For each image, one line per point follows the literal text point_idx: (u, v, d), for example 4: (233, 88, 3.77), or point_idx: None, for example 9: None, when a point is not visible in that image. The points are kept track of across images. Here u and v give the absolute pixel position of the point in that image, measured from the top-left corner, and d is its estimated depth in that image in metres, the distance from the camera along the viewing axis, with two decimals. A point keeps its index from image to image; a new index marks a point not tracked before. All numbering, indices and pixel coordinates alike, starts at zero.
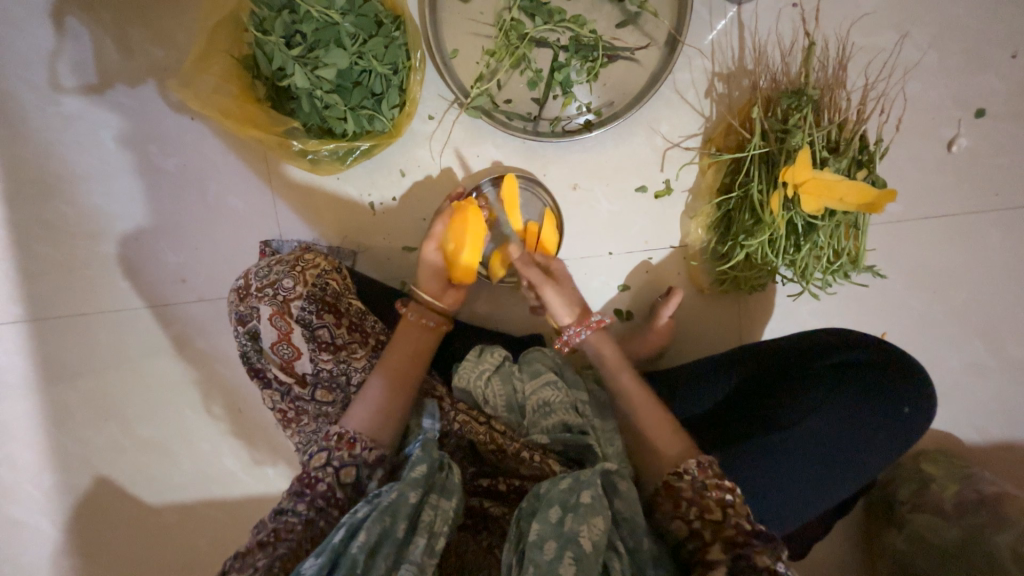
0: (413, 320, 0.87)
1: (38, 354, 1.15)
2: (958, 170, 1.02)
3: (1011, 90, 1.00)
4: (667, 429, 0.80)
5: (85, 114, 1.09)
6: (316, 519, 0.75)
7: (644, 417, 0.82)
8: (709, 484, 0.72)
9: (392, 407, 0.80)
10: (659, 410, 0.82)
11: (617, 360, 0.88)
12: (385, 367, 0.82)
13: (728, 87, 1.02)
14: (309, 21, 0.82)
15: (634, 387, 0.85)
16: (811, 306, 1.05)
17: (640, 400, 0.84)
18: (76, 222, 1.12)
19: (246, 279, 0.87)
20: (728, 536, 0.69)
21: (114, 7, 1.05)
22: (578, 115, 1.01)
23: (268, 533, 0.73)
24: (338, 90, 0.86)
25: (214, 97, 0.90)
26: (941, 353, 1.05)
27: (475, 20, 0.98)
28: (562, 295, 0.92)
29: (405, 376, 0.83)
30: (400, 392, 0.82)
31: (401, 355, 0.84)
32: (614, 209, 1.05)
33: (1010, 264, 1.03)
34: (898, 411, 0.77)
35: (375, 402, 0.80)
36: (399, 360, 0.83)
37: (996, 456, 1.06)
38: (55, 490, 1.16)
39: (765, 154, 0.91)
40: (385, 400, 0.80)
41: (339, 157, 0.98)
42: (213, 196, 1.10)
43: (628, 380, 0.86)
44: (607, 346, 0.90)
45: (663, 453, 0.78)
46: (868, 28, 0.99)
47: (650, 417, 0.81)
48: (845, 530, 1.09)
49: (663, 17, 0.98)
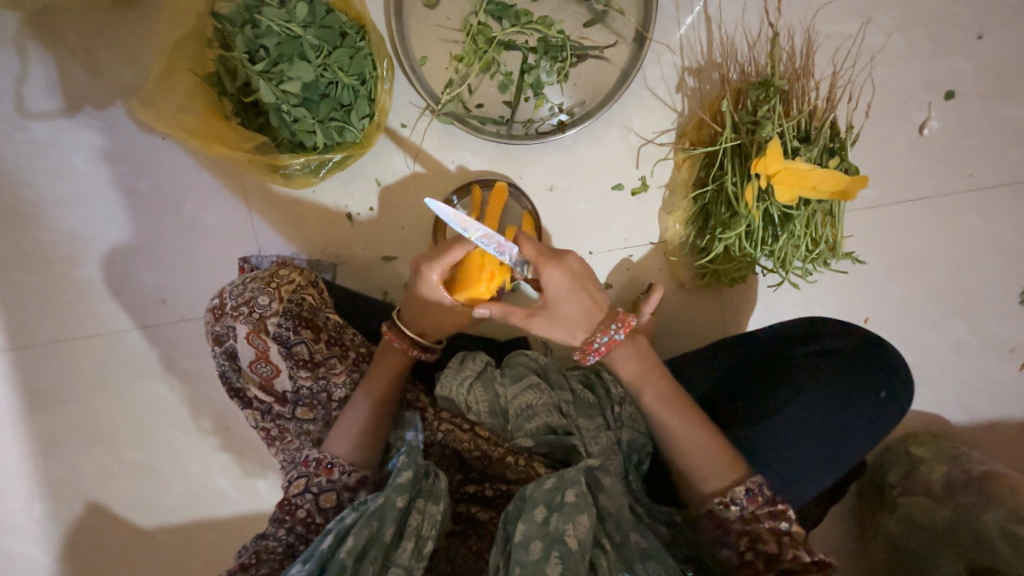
0: (396, 350, 0.83)
1: (21, 382, 1.14)
2: (930, 152, 1.02)
3: (979, 70, 1.00)
4: (712, 455, 0.74)
5: (55, 138, 1.08)
6: (296, 542, 0.77)
7: (680, 442, 0.75)
8: (760, 513, 0.71)
9: (372, 431, 0.80)
10: (701, 435, 0.74)
11: (640, 379, 0.79)
12: (364, 391, 0.81)
13: (699, 81, 1.02)
14: (271, 36, 0.81)
15: (664, 412, 0.77)
16: (793, 295, 1.06)
17: (670, 420, 0.76)
18: (51, 248, 1.10)
19: (221, 297, 0.86)
20: (782, 566, 0.68)
21: (79, 30, 1.05)
22: (550, 115, 1.01)
23: (249, 555, 0.74)
24: (305, 104, 0.85)
25: (180, 116, 0.89)
26: (923, 335, 1.05)
27: (442, 26, 0.98)
28: (558, 325, 0.78)
29: (383, 401, 0.80)
30: (380, 417, 0.80)
31: (383, 381, 0.81)
32: (592, 209, 1.05)
33: (987, 244, 1.03)
34: (878, 397, 0.77)
35: (355, 428, 0.79)
36: (377, 384, 0.81)
37: (983, 434, 1.06)
38: (46, 518, 1.15)
39: (738, 146, 0.91)
40: (365, 425, 0.79)
41: (312, 169, 0.96)
42: (189, 215, 1.09)
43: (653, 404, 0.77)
44: (627, 363, 0.79)
45: (710, 474, 0.73)
46: (833, 16, 0.99)
47: (692, 445, 0.74)
48: (839, 516, 1.09)
49: (630, 14, 0.97)
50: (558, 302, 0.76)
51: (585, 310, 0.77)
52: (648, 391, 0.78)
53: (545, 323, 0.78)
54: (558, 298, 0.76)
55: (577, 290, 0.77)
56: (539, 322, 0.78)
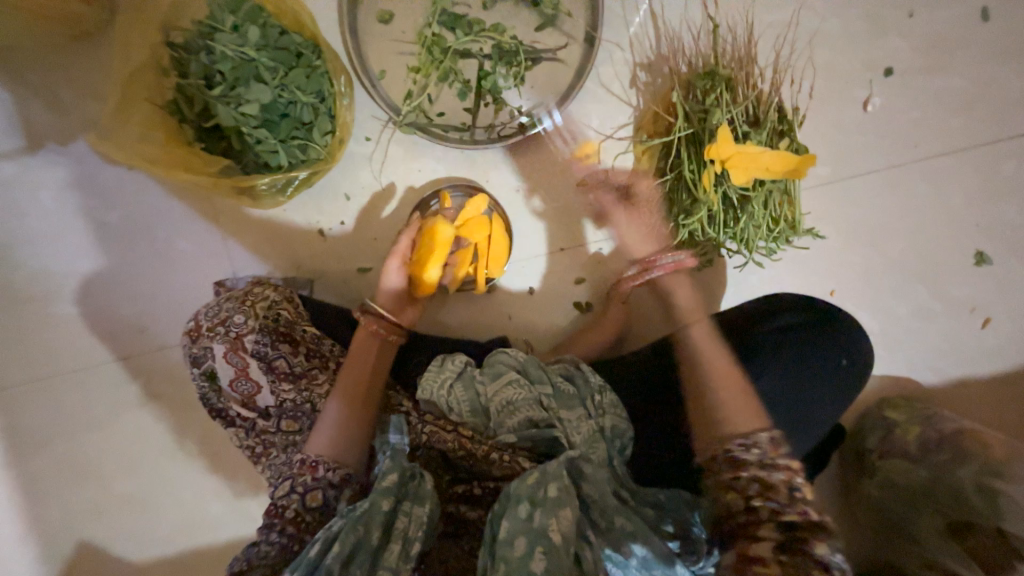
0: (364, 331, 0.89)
1: (2, 424, 1.12)
2: (876, 127, 1.06)
3: (914, 46, 1.05)
4: (744, 400, 0.77)
5: (20, 177, 1.07)
6: (290, 544, 0.76)
7: (717, 385, 0.79)
8: (778, 462, 0.72)
9: (353, 415, 0.82)
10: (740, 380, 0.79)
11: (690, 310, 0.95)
12: (337, 382, 0.84)
13: (651, 75, 1.05)
14: (226, 61, 0.83)
15: (706, 342, 0.85)
16: (759, 274, 1.09)
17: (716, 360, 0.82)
18: (24, 286, 1.10)
19: (197, 319, 0.87)
20: (786, 519, 0.67)
21: (35, 67, 1.05)
22: (511, 118, 1.04)
23: (241, 561, 0.73)
24: (266, 125, 0.87)
25: (141, 146, 0.90)
26: (887, 303, 1.09)
27: (398, 39, 1.00)
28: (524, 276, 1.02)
29: (356, 386, 0.84)
30: (354, 402, 0.83)
31: (355, 377, 0.85)
32: (559, 205, 1.08)
33: (938, 211, 1.08)
34: (839, 363, 0.80)
35: (331, 419, 0.81)
36: (348, 368, 0.86)
37: (952, 393, 1.10)
38: (37, 559, 1.14)
39: (692, 134, 0.94)
40: (342, 415, 0.82)
41: (279, 188, 0.97)
42: (161, 242, 1.09)
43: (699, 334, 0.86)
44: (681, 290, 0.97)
45: (740, 417, 0.76)
46: (772, 4, 1.03)
47: (732, 387, 0.79)
48: (825, 483, 1.12)
49: (579, 15, 1.01)
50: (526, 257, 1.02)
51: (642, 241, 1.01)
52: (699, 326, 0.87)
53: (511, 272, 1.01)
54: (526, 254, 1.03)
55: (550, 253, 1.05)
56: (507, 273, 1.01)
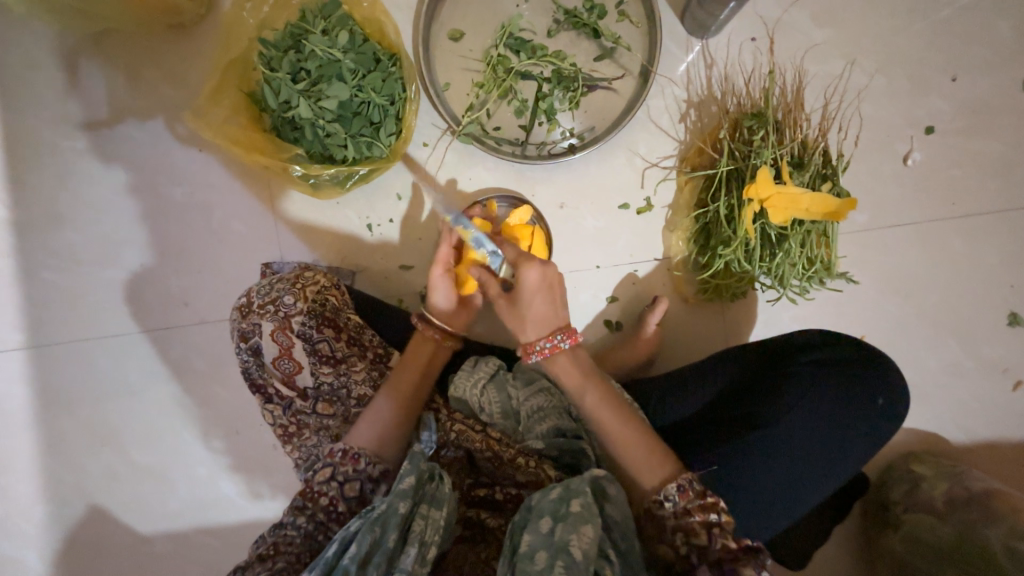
0: (422, 334, 0.92)
1: (38, 381, 1.16)
2: (914, 181, 1.10)
3: (956, 109, 1.09)
4: (645, 452, 0.77)
5: (98, 148, 1.15)
6: (315, 532, 0.77)
7: (613, 435, 0.79)
8: (692, 507, 0.72)
9: (397, 414, 0.84)
10: (637, 434, 0.78)
11: (578, 382, 0.82)
12: (384, 383, 0.86)
13: (700, 112, 1.10)
14: (313, 59, 0.91)
15: (598, 408, 0.80)
16: (791, 312, 1.11)
17: (609, 423, 0.79)
18: (83, 250, 1.15)
19: (248, 296, 0.91)
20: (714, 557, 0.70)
21: (129, 50, 1.14)
22: (562, 139, 1.09)
23: (268, 546, 0.73)
24: (339, 120, 0.94)
25: (224, 127, 0.98)
26: (917, 354, 1.09)
27: (466, 56, 1.07)
28: (515, 317, 0.84)
29: (404, 387, 0.86)
30: (402, 402, 0.85)
31: (406, 381, 0.86)
32: (599, 225, 1.11)
33: (974, 268, 1.09)
34: (874, 404, 0.82)
35: (378, 417, 0.82)
36: (401, 371, 0.87)
37: (979, 453, 1.09)
38: (48, 520, 1.15)
39: (733, 171, 0.98)
40: (388, 414, 0.83)
41: (339, 181, 1.03)
42: (218, 222, 1.15)
43: (591, 400, 0.80)
44: (568, 367, 0.83)
45: (646, 470, 0.76)
46: (819, 57, 1.09)
47: (628, 443, 0.77)
48: (844, 532, 1.11)
49: (637, 51, 1.07)
50: (527, 296, 0.83)
51: (554, 312, 0.84)
52: (589, 393, 0.81)
53: (506, 309, 0.85)
54: (529, 293, 0.83)
55: (544, 292, 0.83)
56: (502, 304, 0.85)
